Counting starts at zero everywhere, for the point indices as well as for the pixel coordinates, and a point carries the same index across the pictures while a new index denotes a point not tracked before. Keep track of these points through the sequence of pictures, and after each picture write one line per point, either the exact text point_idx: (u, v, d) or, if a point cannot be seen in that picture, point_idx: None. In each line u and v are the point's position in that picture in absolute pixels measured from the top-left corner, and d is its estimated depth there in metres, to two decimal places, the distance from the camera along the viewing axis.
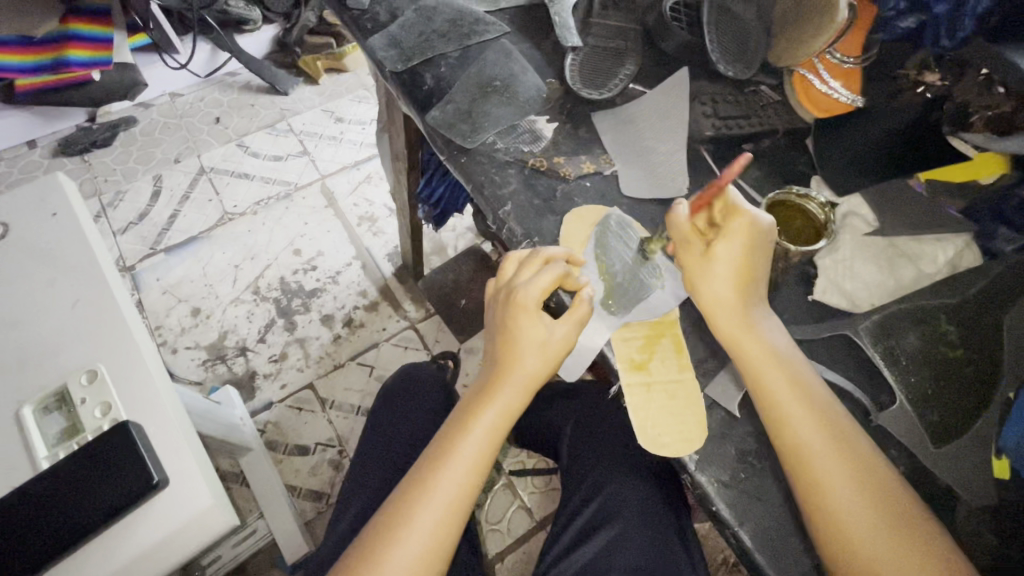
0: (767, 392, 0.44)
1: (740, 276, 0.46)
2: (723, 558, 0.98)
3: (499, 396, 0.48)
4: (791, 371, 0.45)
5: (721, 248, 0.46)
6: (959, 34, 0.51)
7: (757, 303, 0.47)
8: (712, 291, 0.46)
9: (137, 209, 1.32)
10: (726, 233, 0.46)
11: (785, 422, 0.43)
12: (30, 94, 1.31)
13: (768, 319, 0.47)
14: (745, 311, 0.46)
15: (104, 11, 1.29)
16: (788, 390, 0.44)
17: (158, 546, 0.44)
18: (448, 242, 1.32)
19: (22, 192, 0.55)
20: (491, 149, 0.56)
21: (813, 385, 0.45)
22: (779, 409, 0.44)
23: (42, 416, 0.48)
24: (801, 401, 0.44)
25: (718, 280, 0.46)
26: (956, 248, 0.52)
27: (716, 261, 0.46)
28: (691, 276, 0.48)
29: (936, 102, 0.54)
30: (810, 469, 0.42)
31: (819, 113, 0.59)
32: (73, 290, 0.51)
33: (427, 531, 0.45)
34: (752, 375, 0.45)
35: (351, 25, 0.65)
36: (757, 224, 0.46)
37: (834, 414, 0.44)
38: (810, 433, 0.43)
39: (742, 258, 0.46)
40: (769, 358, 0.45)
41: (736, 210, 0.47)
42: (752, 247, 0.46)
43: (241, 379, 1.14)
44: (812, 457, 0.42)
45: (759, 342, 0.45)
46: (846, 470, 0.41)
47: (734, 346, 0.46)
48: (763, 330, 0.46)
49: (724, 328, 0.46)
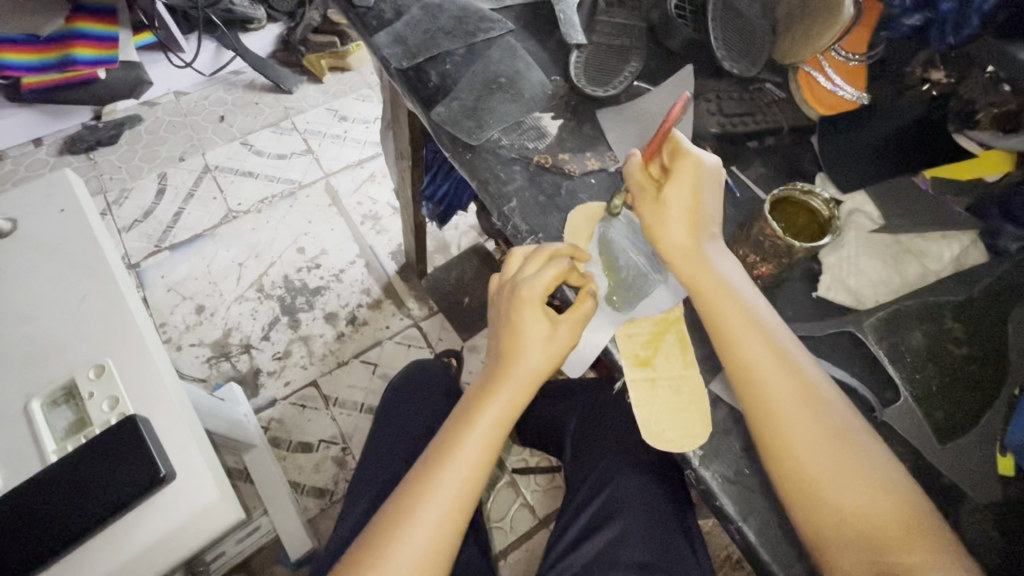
0: (731, 344, 0.45)
1: (690, 217, 0.49)
2: (727, 555, 0.98)
3: (503, 391, 0.48)
4: (757, 322, 0.46)
5: (671, 191, 0.49)
6: (964, 31, 0.51)
7: (712, 243, 0.49)
8: (667, 233, 0.49)
9: (143, 207, 1.33)
10: (674, 176, 0.49)
11: (749, 373, 0.44)
12: (36, 93, 1.31)
13: (726, 257, 0.49)
14: (698, 251, 0.48)
15: (110, 11, 1.30)
16: (754, 342, 0.45)
17: (164, 540, 0.44)
18: (451, 240, 1.32)
19: (30, 188, 0.55)
20: (496, 145, 0.57)
21: (783, 339, 0.45)
22: (734, 345, 0.45)
23: (51, 410, 0.48)
24: (766, 353, 0.44)
25: (672, 223, 0.49)
26: (963, 245, 0.52)
27: (668, 204, 0.49)
28: (648, 221, 0.50)
29: (941, 101, 0.56)
30: (775, 423, 0.42)
31: (823, 110, 0.59)
32: (81, 285, 0.51)
33: (431, 524, 0.45)
34: (714, 323, 0.46)
35: (357, 23, 0.65)
36: (701, 163, 0.48)
37: (805, 370, 0.44)
38: (775, 385, 0.43)
39: (692, 200, 0.49)
40: (731, 307, 0.46)
41: (682, 152, 0.49)
42: (699, 187, 0.49)
43: (245, 376, 1.15)
44: (776, 411, 0.42)
45: (716, 281, 0.47)
46: (813, 425, 0.42)
47: (694, 290, 0.48)
48: (724, 276, 0.47)
49: (685, 271, 0.48)
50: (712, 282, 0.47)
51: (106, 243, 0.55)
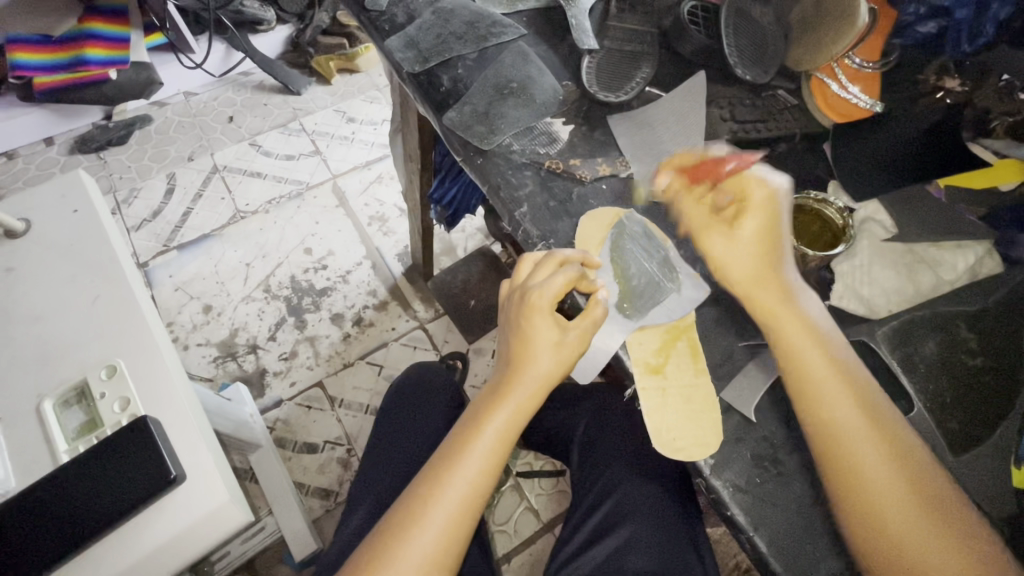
0: (807, 380, 0.43)
1: (765, 247, 0.46)
2: (734, 563, 0.97)
3: (513, 396, 0.48)
4: (834, 358, 0.44)
5: (747, 220, 0.46)
6: (979, 39, 0.53)
7: (790, 273, 0.47)
8: (740, 263, 0.46)
9: (152, 206, 1.34)
10: (749, 206, 0.47)
11: (827, 412, 0.42)
12: (47, 93, 1.31)
13: (804, 290, 0.47)
14: (780, 286, 0.45)
15: (122, 11, 1.34)
16: (832, 379, 0.43)
17: (172, 541, 0.45)
18: (458, 242, 1.32)
19: (43, 189, 0.56)
20: (508, 150, 0.57)
21: (858, 374, 0.44)
22: (814, 387, 0.43)
23: (62, 410, 0.48)
24: (844, 390, 0.42)
25: (748, 254, 0.46)
26: (977, 255, 0.51)
27: (742, 236, 0.46)
28: (714, 254, 0.47)
29: (956, 108, 0.56)
30: (852, 464, 0.40)
31: (836, 117, 0.58)
32: (93, 286, 0.52)
33: (442, 528, 0.45)
34: (790, 358, 0.44)
35: (369, 27, 0.65)
36: (777, 191, 0.47)
37: (880, 407, 0.42)
38: (853, 424, 0.41)
39: (767, 230, 0.46)
40: (810, 343, 0.44)
41: (755, 180, 0.47)
42: (774, 218, 0.47)
43: (251, 376, 1.15)
44: (854, 451, 0.41)
45: (796, 315, 0.45)
46: (891, 465, 0.40)
47: (770, 320, 0.45)
48: (802, 309, 0.45)
49: (762, 303, 0.45)
50: (793, 316, 0.45)
51: (119, 245, 0.55)
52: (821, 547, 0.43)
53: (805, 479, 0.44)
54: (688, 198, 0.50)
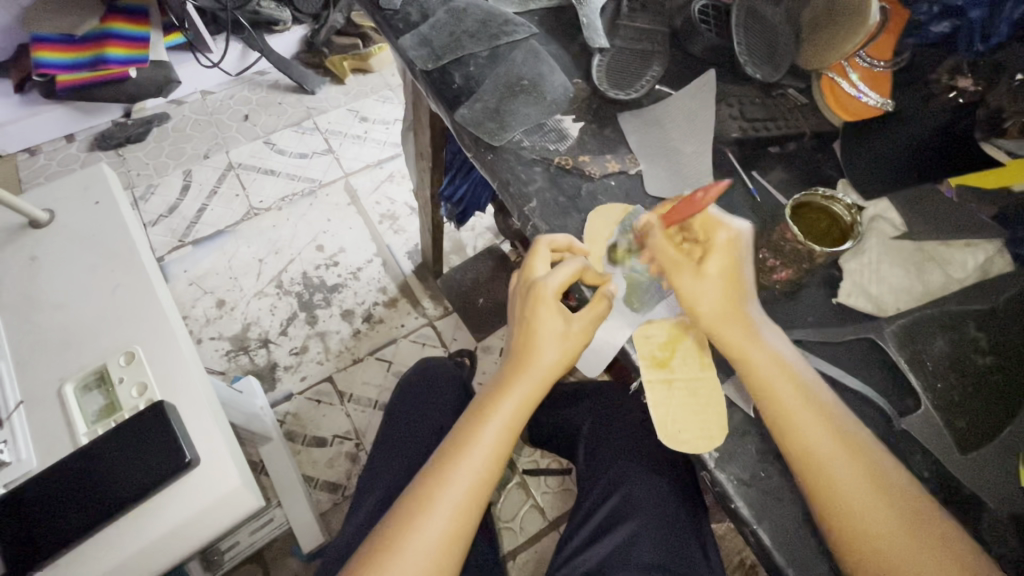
0: (786, 418, 0.43)
1: (732, 288, 0.46)
2: (739, 560, 0.97)
3: (518, 388, 0.49)
4: (802, 384, 0.44)
5: (711, 264, 0.47)
6: (992, 38, 0.52)
7: (756, 311, 0.47)
8: (709, 303, 0.46)
9: (168, 203, 1.36)
10: (712, 248, 0.47)
11: (814, 456, 0.42)
12: (69, 91, 1.35)
13: (769, 326, 0.47)
14: (744, 323, 0.46)
15: (143, 11, 1.37)
16: (813, 420, 0.43)
17: (185, 524, 0.46)
18: (468, 241, 1.33)
19: (66, 182, 0.57)
20: (518, 147, 0.57)
21: (837, 412, 0.44)
22: (784, 410, 0.43)
23: (83, 394, 0.49)
24: (825, 429, 0.43)
25: (716, 295, 0.46)
26: (987, 254, 0.51)
27: (709, 278, 0.46)
28: (684, 294, 0.47)
29: (967, 109, 0.55)
30: (842, 502, 0.41)
31: (847, 117, 0.58)
32: (114, 276, 0.53)
33: (446, 518, 0.46)
34: (760, 386, 0.44)
35: (383, 25, 0.67)
36: (738, 235, 0.48)
37: (863, 443, 0.43)
38: (839, 464, 0.42)
39: (731, 273, 0.47)
40: (783, 379, 0.44)
41: (717, 223, 0.48)
42: (736, 259, 0.47)
43: (263, 370, 1.17)
44: (842, 490, 0.41)
45: (763, 347, 0.45)
46: (876, 499, 0.41)
47: (740, 357, 0.45)
48: (776, 350, 0.46)
49: (732, 343, 0.45)
50: (761, 350, 0.45)
51: (139, 237, 0.57)
52: (821, 541, 0.43)
53: None
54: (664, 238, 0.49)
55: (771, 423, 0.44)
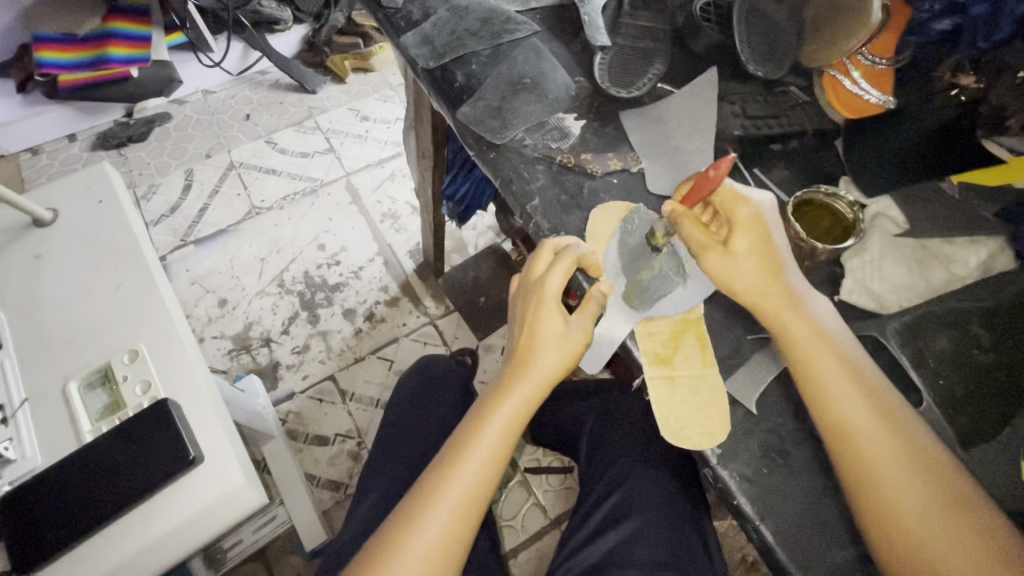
0: (825, 395, 0.43)
1: (766, 260, 0.46)
2: (741, 556, 0.97)
3: (518, 386, 0.49)
4: (843, 361, 0.44)
5: (738, 241, 0.47)
6: (995, 36, 0.49)
7: (797, 280, 0.47)
8: (744, 279, 0.46)
9: (170, 202, 1.36)
10: (736, 225, 0.47)
11: (862, 449, 0.41)
12: (72, 90, 1.35)
13: (810, 293, 0.47)
14: (784, 292, 0.46)
15: (143, 12, 1.37)
16: (851, 391, 0.43)
17: (187, 522, 0.46)
18: (469, 240, 1.33)
19: (70, 181, 0.57)
20: (520, 145, 0.57)
21: (880, 392, 0.43)
22: (822, 386, 0.44)
23: (87, 392, 0.50)
24: (875, 420, 0.42)
25: (750, 270, 0.46)
26: (989, 251, 0.51)
27: (738, 254, 0.47)
28: (717, 276, 0.48)
29: (971, 105, 0.54)
30: (886, 496, 0.40)
31: (850, 114, 0.58)
32: (117, 274, 0.53)
33: (449, 514, 0.46)
34: (800, 360, 0.45)
35: (385, 24, 0.67)
36: (760, 208, 0.47)
37: (903, 419, 0.42)
38: (887, 458, 0.41)
39: (762, 245, 0.47)
40: (824, 354, 0.44)
41: (737, 197, 0.48)
42: (765, 231, 0.47)
43: (265, 369, 1.17)
44: (875, 464, 0.41)
45: (805, 319, 0.45)
46: (912, 482, 0.40)
47: (781, 328, 0.46)
48: (819, 323, 0.46)
49: (771, 315, 0.46)
50: (802, 323, 0.45)
51: (142, 236, 0.57)
52: (826, 536, 0.43)
53: (813, 471, 0.45)
54: (688, 220, 0.49)
55: (809, 398, 0.44)
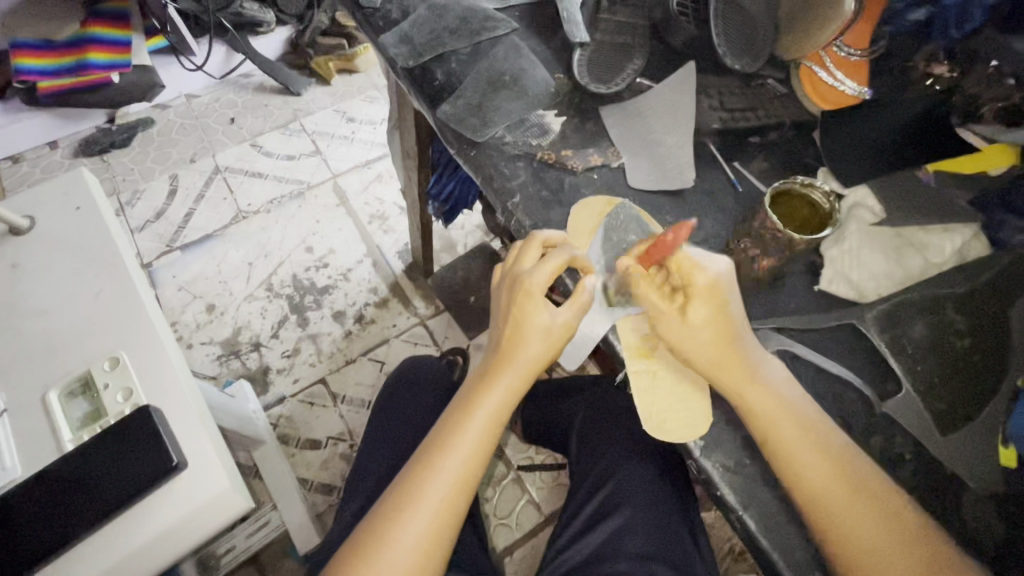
0: (779, 450, 0.43)
1: (719, 333, 0.45)
2: (730, 547, 0.98)
3: (502, 380, 0.49)
4: (794, 416, 0.44)
5: (694, 310, 0.46)
6: (967, 25, 0.53)
7: (753, 352, 0.46)
8: (699, 351, 0.46)
9: (155, 208, 1.35)
10: (693, 295, 0.46)
11: (816, 497, 0.42)
12: (52, 97, 1.34)
13: (768, 362, 0.46)
14: (742, 369, 0.45)
15: (124, 15, 1.36)
16: (801, 443, 0.43)
17: (173, 528, 0.45)
18: (457, 239, 1.33)
19: (48, 188, 0.57)
20: (500, 142, 0.57)
21: (826, 433, 0.44)
22: (774, 437, 0.43)
23: (67, 401, 0.49)
24: (829, 468, 0.42)
25: (704, 342, 0.46)
26: (964, 238, 0.51)
27: (693, 323, 0.46)
28: (673, 342, 0.47)
29: (945, 94, 0.56)
30: (840, 531, 0.41)
31: (828, 107, 0.59)
32: (98, 280, 0.53)
33: (434, 510, 0.46)
34: (758, 425, 0.44)
35: (364, 24, 0.66)
36: (718, 276, 0.46)
37: (851, 457, 0.43)
38: (836, 497, 0.42)
39: (719, 317, 0.46)
40: (781, 419, 0.44)
41: (695, 265, 0.47)
42: (723, 303, 0.46)
43: (255, 374, 1.16)
44: (827, 500, 0.41)
45: (763, 393, 0.44)
46: (863, 514, 0.41)
47: (738, 408, 0.45)
48: (775, 390, 0.45)
49: (727, 391, 0.45)
50: (762, 402, 0.44)
51: (122, 242, 0.56)
52: (808, 522, 0.43)
53: None
54: (647, 281, 0.49)
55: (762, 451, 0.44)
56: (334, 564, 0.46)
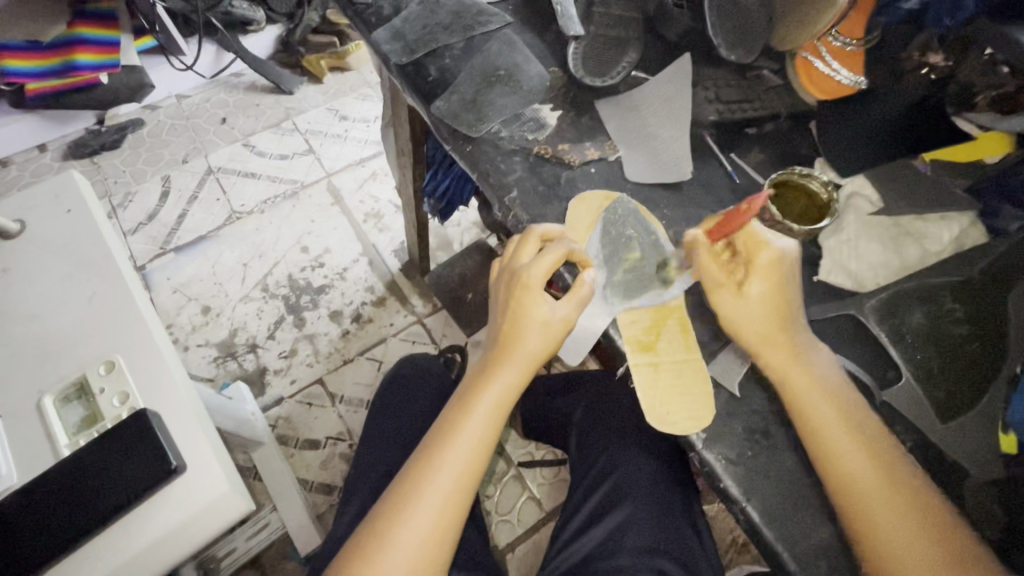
0: (819, 431, 0.43)
1: (775, 308, 0.46)
2: (731, 539, 0.98)
3: (503, 375, 0.49)
4: (839, 401, 0.44)
5: (753, 285, 0.47)
6: (960, 13, 0.53)
7: (803, 326, 0.46)
8: (751, 324, 0.46)
9: (147, 210, 1.34)
10: (755, 268, 0.47)
11: (851, 484, 0.42)
12: (39, 99, 1.33)
13: (816, 345, 0.47)
14: (791, 345, 0.46)
15: (110, 15, 1.32)
16: (841, 427, 0.43)
17: (173, 532, 0.45)
18: (454, 237, 1.33)
19: (37, 191, 0.56)
20: (496, 137, 0.57)
21: (868, 422, 0.44)
22: (816, 419, 0.44)
23: (63, 406, 0.49)
24: (865, 455, 0.42)
25: (758, 314, 0.46)
26: (961, 226, 0.51)
27: (750, 298, 0.46)
28: (724, 314, 0.47)
29: (939, 84, 0.55)
30: (871, 522, 0.41)
31: (821, 95, 0.59)
32: (90, 283, 0.52)
33: (436, 507, 0.46)
34: (801, 404, 0.44)
35: (356, 20, 0.66)
36: (782, 254, 0.47)
37: (887, 447, 0.43)
38: (870, 486, 0.41)
39: (776, 291, 0.46)
40: (824, 402, 0.44)
41: (761, 240, 0.47)
42: (780, 280, 0.47)
43: (252, 375, 1.16)
44: (859, 488, 0.41)
45: (808, 373, 0.45)
46: (895, 508, 0.41)
47: (783, 382, 0.45)
48: (822, 372, 0.45)
49: (774, 364, 0.45)
50: (809, 380, 0.45)
51: (114, 244, 0.56)
52: (811, 512, 0.43)
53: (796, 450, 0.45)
54: (706, 251, 0.49)
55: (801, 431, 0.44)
56: (342, 556, 0.46)
